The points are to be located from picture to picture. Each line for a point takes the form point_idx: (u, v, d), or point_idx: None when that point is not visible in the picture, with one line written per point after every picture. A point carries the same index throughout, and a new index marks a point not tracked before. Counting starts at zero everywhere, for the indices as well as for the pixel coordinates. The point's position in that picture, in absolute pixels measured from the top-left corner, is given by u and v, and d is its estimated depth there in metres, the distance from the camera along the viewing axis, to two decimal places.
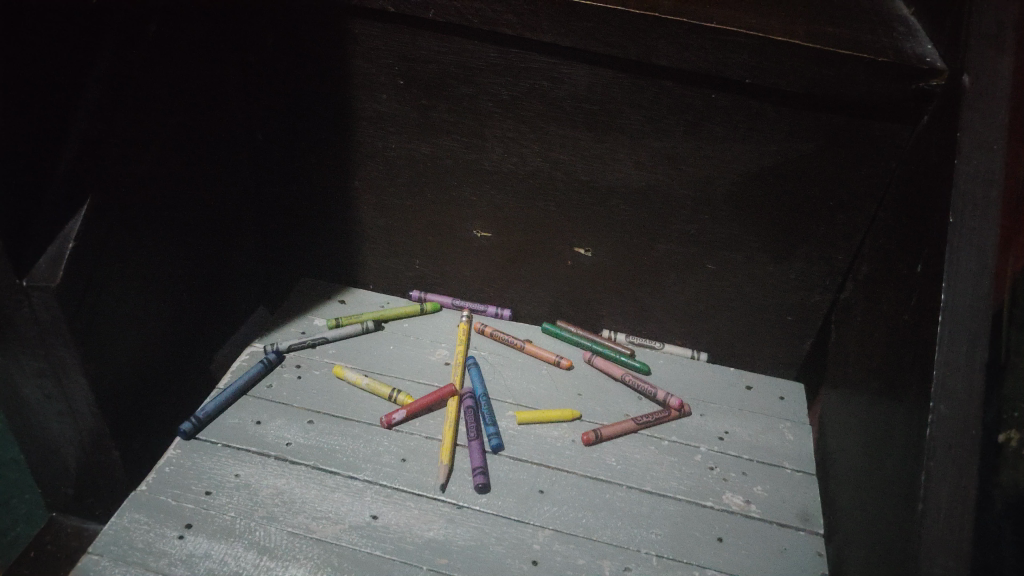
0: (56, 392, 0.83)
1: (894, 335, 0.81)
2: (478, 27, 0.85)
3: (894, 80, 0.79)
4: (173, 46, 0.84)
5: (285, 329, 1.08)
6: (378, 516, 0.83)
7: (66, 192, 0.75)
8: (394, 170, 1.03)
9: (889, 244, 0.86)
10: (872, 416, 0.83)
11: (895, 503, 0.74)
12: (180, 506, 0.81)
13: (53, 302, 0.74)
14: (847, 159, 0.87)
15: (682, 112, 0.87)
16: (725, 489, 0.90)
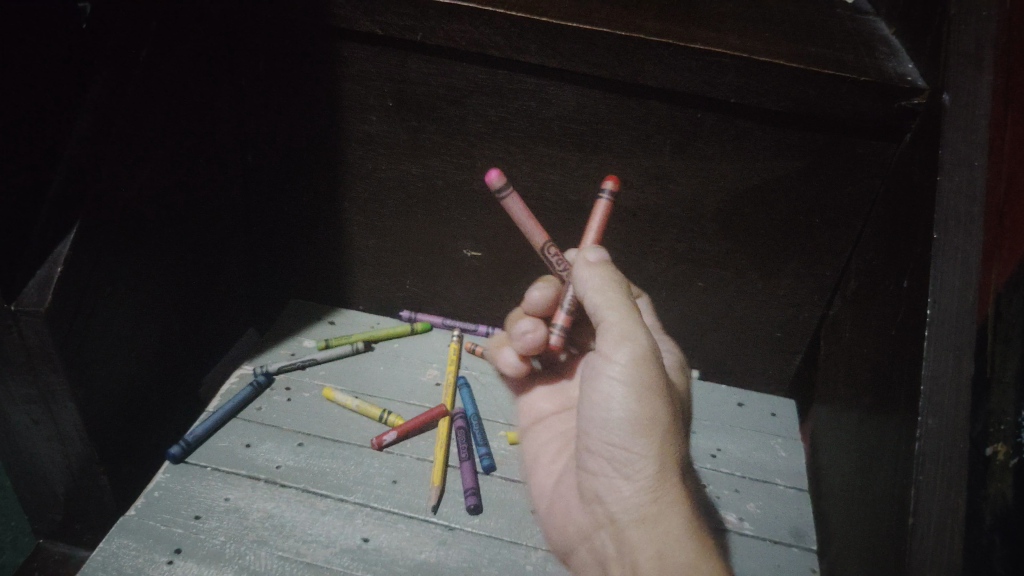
0: (44, 419, 0.84)
1: (870, 350, 0.80)
2: (466, 49, 0.84)
3: (879, 98, 0.78)
4: (160, 74, 0.84)
5: (274, 351, 1.08)
6: (369, 538, 0.82)
7: (55, 218, 0.76)
8: (384, 192, 1.03)
9: (871, 257, 0.85)
10: (856, 437, 0.81)
11: (864, 514, 0.74)
12: (169, 531, 0.81)
13: (42, 325, 0.74)
14: (833, 178, 0.87)
15: (668, 131, 0.87)
16: (720, 507, 0.88)
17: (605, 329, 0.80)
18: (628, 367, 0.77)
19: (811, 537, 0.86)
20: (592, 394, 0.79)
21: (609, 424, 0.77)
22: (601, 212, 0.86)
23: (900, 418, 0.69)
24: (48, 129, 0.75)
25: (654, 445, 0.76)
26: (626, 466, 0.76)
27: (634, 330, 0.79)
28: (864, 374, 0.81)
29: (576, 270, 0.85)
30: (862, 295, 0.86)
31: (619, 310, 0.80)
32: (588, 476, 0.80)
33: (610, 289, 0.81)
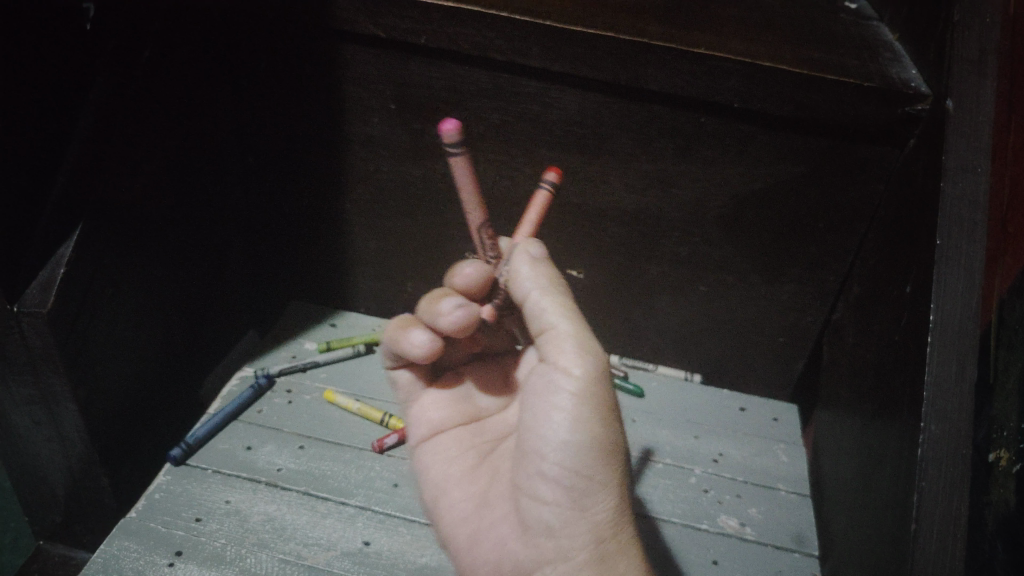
0: (45, 420, 0.84)
1: (873, 356, 0.80)
2: (469, 52, 0.84)
3: (882, 104, 0.77)
4: (161, 77, 0.84)
5: (275, 353, 1.08)
6: (370, 542, 0.82)
7: (58, 219, 0.76)
8: (386, 194, 1.03)
9: (874, 262, 0.85)
10: (859, 442, 0.81)
11: (866, 520, 0.74)
12: (171, 533, 0.81)
13: (43, 327, 0.74)
14: (836, 183, 0.87)
15: (672, 135, 0.87)
16: (722, 512, 0.88)
17: (552, 336, 0.64)
18: (582, 382, 0.64)
19: (813, 541, 0.86)
20: (537, 409, 0.65)
21: (561, 450, 0.64)
22: (540, 205, 0.70)
23: (901, 424, 0.68)
24: (50, 131, 0.78)
25: (614, 474, 0.64)
26: (578, 500, 0.64)
27: (591, 340, 0.64)
28: (867, 380, 0.80)
29: (512, 260, 0.66)
30: (865, 301, 0.85)
31: (571, 318, 0.64)
32: (528, 503, 0.65)
33: (560, 291, 0.65)
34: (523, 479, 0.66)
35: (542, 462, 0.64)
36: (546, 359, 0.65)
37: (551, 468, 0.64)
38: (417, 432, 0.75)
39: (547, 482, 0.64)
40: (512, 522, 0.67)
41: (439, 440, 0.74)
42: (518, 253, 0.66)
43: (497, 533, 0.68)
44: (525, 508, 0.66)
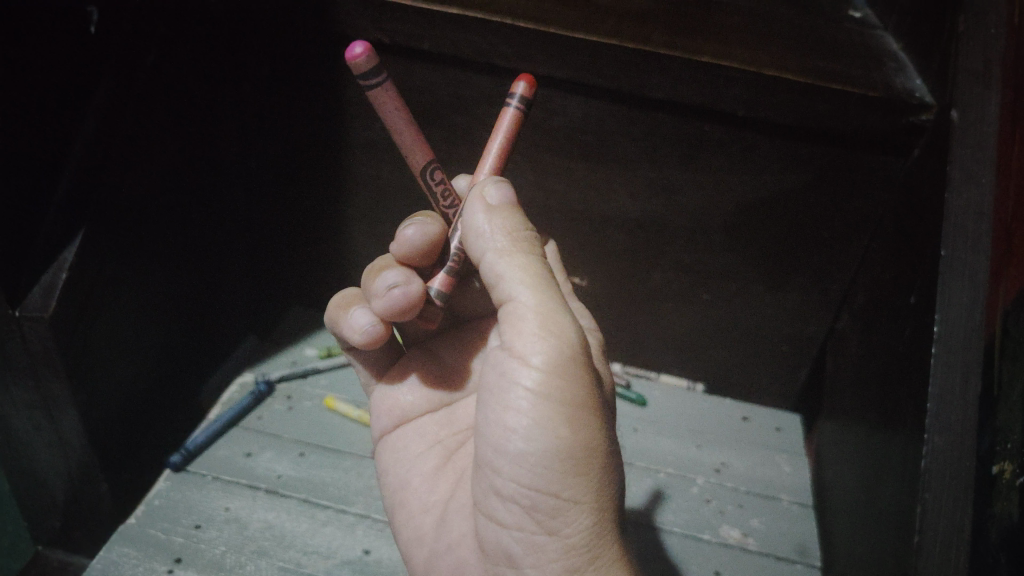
0: (45, 423, 0.84)
1: (875, 364, 0.79)
2: (473, 58, 0.84)
3: (887, 114, 0.77)
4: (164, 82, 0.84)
5: (275, 359, 1.08)
6: (370, 550, 0.82)
7: (61, 228, 0.78)
8: (388, 200, 1.02)
9: (878, 272, 0.84)
10: (861, 451, 0.80)
11: (868, 529, 0.74)
12: (170, 540, 0.81)
13: (46, 332, 0.76)
14: (841, 191, 0.87)
15: (676, 142, 0.87)
16: (724, 522, 0.88)
17: (511, 306, 0.60)
18: (540, 379, 0.58)
19: (814, 553, 0.86)
20: (494, 409, 0.60)
21: (520, 462, 0.58)
22: (506, 127, 0.70)
23: (903, 433, 0.68)
24: (49, 137, 0.76)
25: (583, 491, 0.57)
26: (542, 519, 0.58)
27: (551, 316, 0.59)
28: (870, 390, 0.80)
29: (469, 211, 0.64)
30: (868, 309, 0.85)
31: (529, 291, 0.60)
32: (488, 521, 0.61)
33: (514, 256, 0.61)
34: (483, 493, 0.61)
35: (500, 475, 0.59)
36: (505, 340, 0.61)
37: (508, 484, 0.59)
38: (383, 424, 0.76)
39: (506, 499, 0.59)
40: (473, 544, 0.64)
41: (404, 428, 0.75)
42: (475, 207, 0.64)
43: (454, 553, 0.65)
44: (489, 527, 0.61)
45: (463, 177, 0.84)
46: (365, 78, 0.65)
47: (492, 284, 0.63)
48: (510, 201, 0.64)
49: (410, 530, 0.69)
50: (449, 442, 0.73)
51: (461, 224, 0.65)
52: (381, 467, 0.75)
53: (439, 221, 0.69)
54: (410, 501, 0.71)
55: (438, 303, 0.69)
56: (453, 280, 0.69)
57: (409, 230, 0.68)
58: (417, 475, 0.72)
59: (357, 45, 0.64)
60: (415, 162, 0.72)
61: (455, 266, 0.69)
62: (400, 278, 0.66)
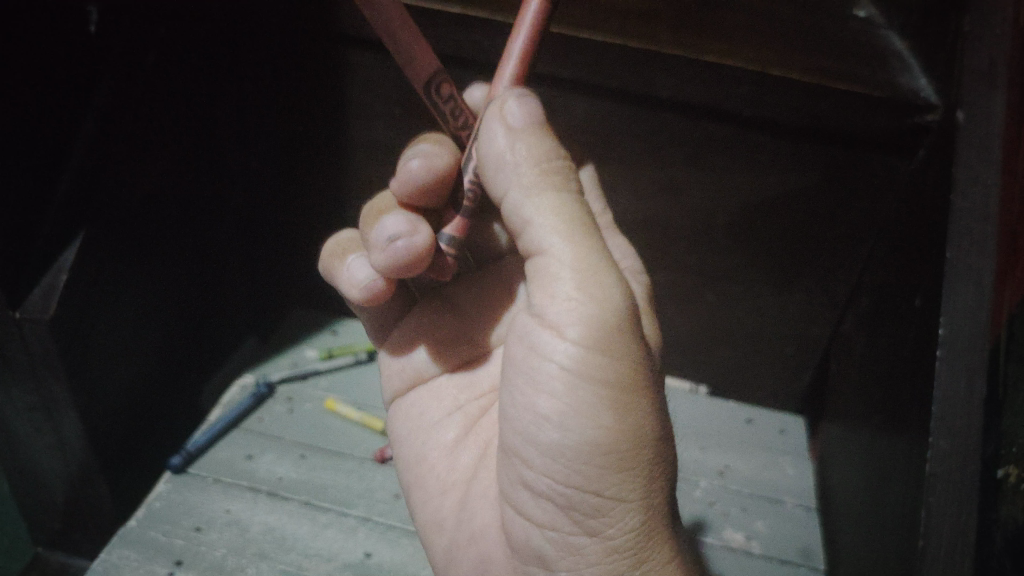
0: (43, 424, 0.84)
1: (879, 366, 0.79)
2: (475, 58, 0.83)
3: (891, 114, 0.76)
4: (166, 84, 0.84)
5: (275, 360, 1.08)
6: (371, 553, 0.82)
7: (59, 232, 0.77)
8: None
9: (883, 275, 0.84)
10: (865, 453, 0.80)
11: (871, 528, 0.74)
12: (171, 542, 0.81)
13: (46, 333, 0.76)
14: (846, 193, 0.86)
15: (680, 143, 0.86)
16: (728, 525, 0.88)
17: (543, 260, 0.53)
18: (579, 359, 0.52)
19: (820, 557, 0.86)
20: (527, 388, 0.55)
21: (554, 456, 0.54)
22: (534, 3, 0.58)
23: (906, 434, 0.67)
24: (45, 140, 0.76)
25: (628, 488, 0.54)
26: (582, 518, 0.55)
27: (593, 275, 0.51)
28: (875, 394, 0.79)
29: (486, 127, 0.54)
30: (872, 310, 0.85)
31: (564, 244, 0.52)
32: (517, 514, 0.58)
33: (544, 196, 0.52)
34: (512, 484, 0.58)
35: (531, 468, 0.56)
36: (537, 304, 0.54)
37: (540, 478, 0.56)
38: (395, 385, 0.74)
39: (540, 495, 0.56)
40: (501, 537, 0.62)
41: (420, 395, 0.73)
42: (492, 131, 0.53)
43: (477, 547, 0.63)
44: (518, 520, 0.58)
45: (482, 84, 0.72)
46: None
47: (520, 226, 0.54)
48: (536, 117, 0.53)
49: (429, 512, 0.68)
50: (470, 410, 0.70)
51: (479, 145, 0.55)
52: (394, 435, 0.74)
53: (448, 153, 0.64)
54: (427, 480, 0.69)
55: (450, 248, 0.61)
56: (467, 222, 0.62)
57: (414, 163, 0.62)
58: (432, 448, 0.70)
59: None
60: (417, 74, 0.60)
61: (471, 204, 0.62)
62: (405, 225, 0.58)
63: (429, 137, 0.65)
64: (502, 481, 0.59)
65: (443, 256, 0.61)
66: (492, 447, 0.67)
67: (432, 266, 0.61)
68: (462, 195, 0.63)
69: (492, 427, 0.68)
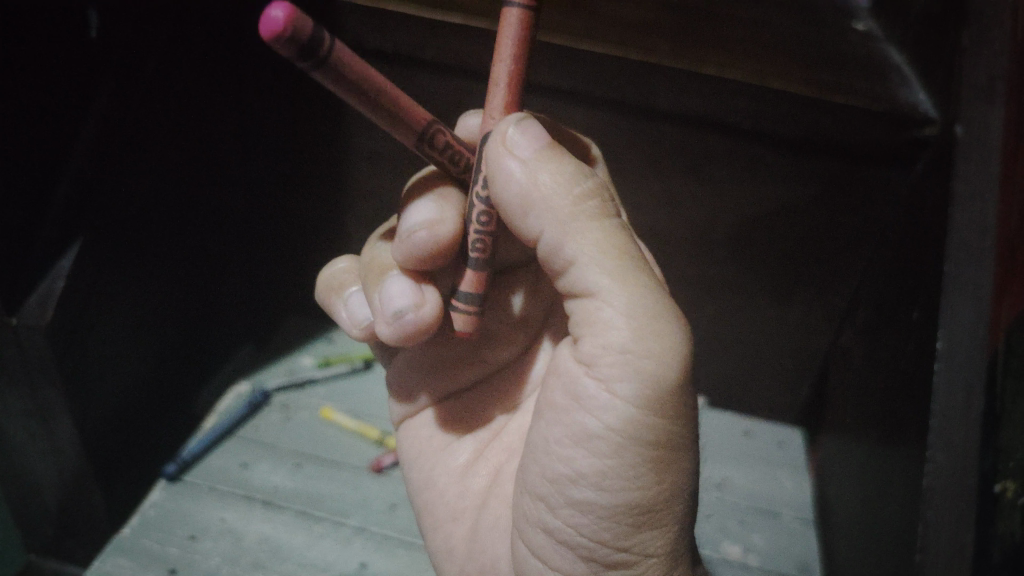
0: (41, 428, 0.84)
1: (877, 380, 0.79)
2: (476, 67, 0.83)
3: (890, 127, 0.76)
4: (168, 87, 0.84)
5: (273, 370, 1.08)
6: (367, 563, 0.82)
7: (56, 236, 0.78)
8: (387, 207, 1.02)
9: (881, 286, 0.83)
10: (862, 467, 0.80)
11: (869, 542, 0.73)
12: (165, 550, 0.81)
13: (42, 338, 0.76)
14: (845, 206, 0.86)
15: (679, 154, 0.87)
16: (724, 538, 0.88)
17: (591, 301, 0.52)
18: (626, 418, 0.50)
19: (816, 570, 0.86)
20: (563, 438, 0.54)
21: (584, 511, 0.54)
22: (515, 27, 0.55)
23: (902, 446, 0.67)
24: (43, 142, 0.76)
25: (656, 543, 0.54)
26: (605, 569, 0.55)
27: (647, 325, 0.49)
28: (872, 405, 0.79)
29: (507, 149, 0.54)
30: (870, 323, 0.85)
31: (611, 283, 0.51)
32: (534, 558, 0.58)
33: (585, 230, 0.52)
34: (530, 524, 0.57)
35: (555, 516, 0.55)
36: (582, 350, 0.53)
37: (562, 525, 0.55)
38: (400, 409, 0.77)
39: (566, 545, 0.56)
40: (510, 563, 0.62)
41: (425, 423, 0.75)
42: (509, 168, 0.54)
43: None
44: (532, 560, 0.58)
45: (472, 112, 0.72)
46: (309, 50, 0.45)
47: (561, 262, 0.53)
48: (545, 144, 0.54)
49: (441, 539, 0.68)
50: (480, 433, 0.71)
51: (501, 171, 0.54)
52: (404, 458, 0.75)
53: (447, 210, 0.63)
54: (437, 503, 0.69)
55: (466, 305, 0.61)
56: (483, 276, 0.61)
57: (419, 233, 0.62)
58: (442, 473, 0.70)
59: (276, 6, 0.44)
60: (406, 133, 0.56)
61: (480, 255, 0.61)
62: (411, 302, 0.60)
63: (433, 191, 0.64)
64: (518, 520, 0.59)
65: (458, 313, 0.61)
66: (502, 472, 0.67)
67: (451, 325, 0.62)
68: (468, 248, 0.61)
69: (502, 450, 0.69)
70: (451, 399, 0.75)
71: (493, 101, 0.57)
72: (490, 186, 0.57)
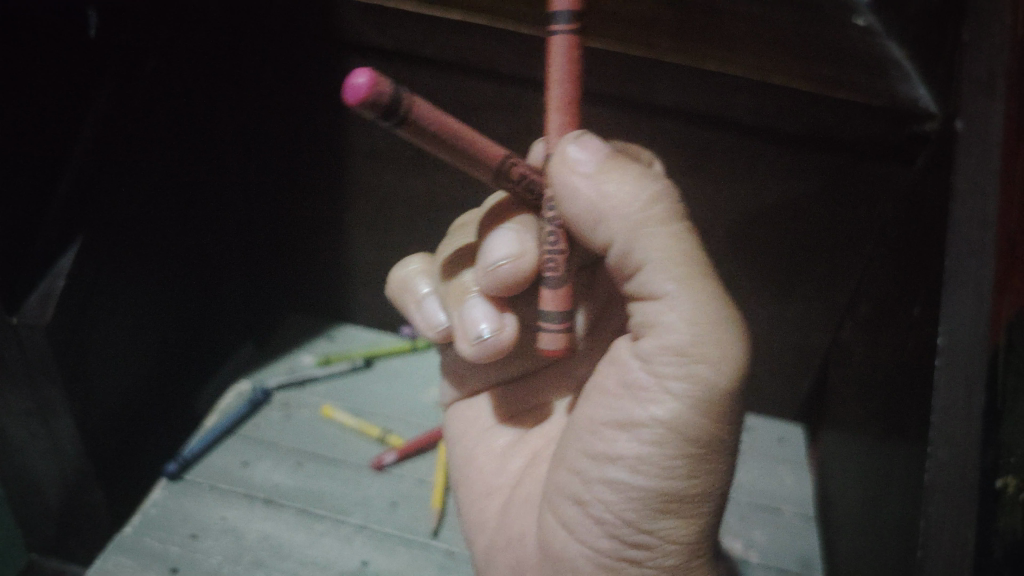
0: (41, 427, 0.85)
1: (876, 376, 0.79)
2: (476, 64, 0.83)
3: (892, 122, 0.76)
4: (168, 85, 0.84)
5: (273, 368, 1.09)
6: (368, 561, 0.82)
7: (57, 234, 0.78)
8: (387, 206, 1.02)
9: (881, 283, 0.83)
10: (863, 463, 0.80)
11: (869, 537, 0.74)
12: (166, 549, 0.81)
13: (42, 337, 0.76)
14: (845, 202, 0.86)
15: (679, 150, 0.87)
16: (725, 534, 0.88)
17: (655, 305, 0.52)
18: (675, 415, 0.51)
19: (817, 567, 0.86)
20: (613, 426, 0.55)
21: (616, 490, 0.55)
22: (563, 54, 0.57)
23: (901, 440, 0.68)
24: (44, 139, 0.76)
25: (677, 532, 0.55)
26: (623, 548, 0.56)
27: (708, 331, 0.50)
28: (873, 401, 0.79)
29: (574, 161, 0.54)
30: (870, 320, 0.85)
31: (678, 290, 0.50)
32: (560, 532, 0.59)
33: (653, 237, 0.51)
34: (562, 498, 0.59)
35: (590, 495, 0.56)
36: (640, 348, 0.54)
37: (597, 505, 0.56)
38: (454, 396, 0.84)
39: (593, 520, 0.57)
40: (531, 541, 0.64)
41: (476, 410, 0.81)
42: (576, 182, 0.54)
43: (512, 550, 0.65)
44: (557, 531, 0.59)
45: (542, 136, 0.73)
46: (390, 110, 0.50)
47: (629, 267, 0.53)
48: (608, 155, 0.54)
49: (475, 512, 0.72)
50: (524, 421, 0.77)
51: (566, 177, 0.55)
52: (449, 436, 0.82)
53: (525, 233, 0.64)
54: (475, 480, 0.75)
55: (557, 325, 0.61)
56: (565, 293, 0.61)
57: (503, 267, 0.63)
58: (483, 452, 0.76)
59: (360, 75, 0.49)
60: (484, 172, 0.59)
61: (555, 274, 0.60)
62: (491, 327, 0.65)
63: (515, 219, 0.65)
64: (550, 492, 0.61)
65: (549, 332, 0.61)
66: (538, 454, 0.72)
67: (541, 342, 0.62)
68: (546, 266, 0.61)
69: (540, 437, 0.74)
70: (507, 398, 0.81)
71: (552, 122, 0.58)
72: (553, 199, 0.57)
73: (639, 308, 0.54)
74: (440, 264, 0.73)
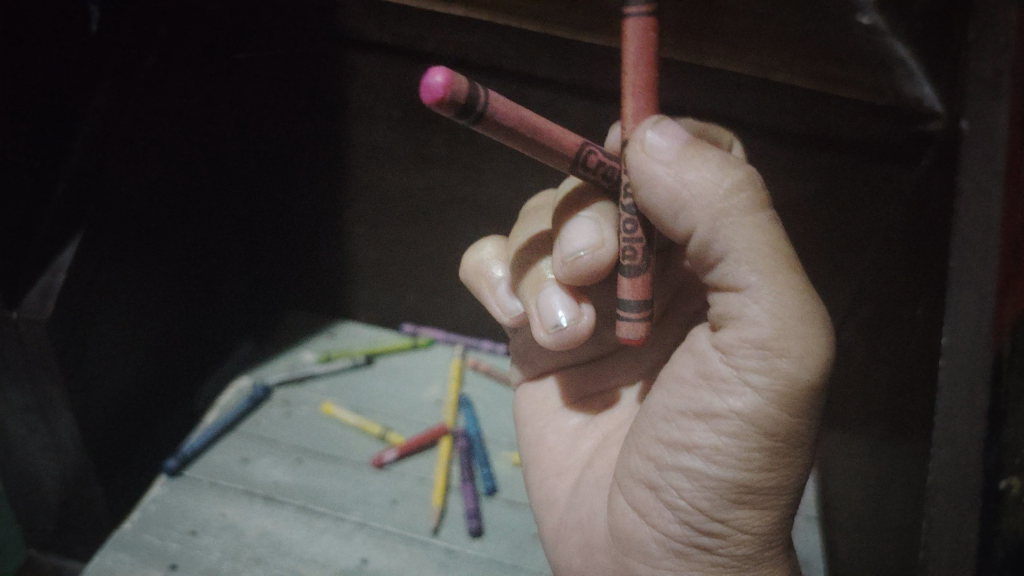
0: (41, 423, 0.85)
1: (879, 376, 0.78)
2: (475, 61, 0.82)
3: (896, 121, 0.75)
4: (167, 83, 0.84)
5: (274, 364, 1.09)
6: (368, 559, 0.81)
7: (58, 231, 0.78)
8: (389, 202, 1.01)
9: (885, 283, 0.83)
10: (865, 463, 0.79)
11: (871, 536, 0.73)
12: (165, 546, 0.82)
13: (42, 333, 0.76)
14: (851, 200, 0.85)
15: None
16: None
17: (736, 296, 0.49)
18: (755, 408, 0.49)
19: (818, 567, 0.86)
20: (690, 417, 0.53)
21: (690, 478, 0.53)
22: (638, 37, 0.55)
23: (904, 440, 0.67)
24: None
25: (752, 522, 0.53)
26: (694, 534, 0.55)
27: (791, 325, 0.47)
28: (877, 401, 0.78)
29: (655, 146, 0.51)
30: (873, 320, 0.84)
31: (763, 281, 0.48)
32: (631, 514, 0.58)
33: (736, 228, 0.48)
34: (633, 482, 0.58)
35: (664, 482, 0.55)
36: (720, 338, 0.52)
37: (671, 491, 0.54)
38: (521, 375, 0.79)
39: (667, 506, 0.55)
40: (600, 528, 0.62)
41: (538, 391, 0.77)
42: (654, 169, 0.51)
43: (584, 528, 0.64)
44: (627, 514, 0.58)
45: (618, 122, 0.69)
46: (466, 108, 0.50)
47: (710, 256, 0.51)
48: (688, 140, 0.51)
49: (544, 491, 0.70)
50: (594, 403, 0.73)
51: (644, 162, 0.52)
52: (519, 416, 0.78)
53: (603, 221, 0.61)
54: (546, 459, 0.72)
55: (635, 314, 0.60)
56: (642, 282, 0.59)
57: (582, 257, 0.61)
58: (553, 433, 0.73)
59: (436, 74, 0.49)
60: (561, 161, 0.58)
61: (633, 263, 0.59)
62: (569, 315, 0.62)
63: (590, 206, 0.63)
64: (621, 475, 0.59)
65: (628, 322, 0.60)
66: (611, 435, 0.68)
67: (622, 332, 0.60)
68: (623, 255, 0.60)
69: (612, 420, 0.70)
70: (576, 383, 0.75)
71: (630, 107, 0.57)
72: (631, 184, 0.55)
73: (720, 297, 0.51)
74: (515, 250, 0.70)
